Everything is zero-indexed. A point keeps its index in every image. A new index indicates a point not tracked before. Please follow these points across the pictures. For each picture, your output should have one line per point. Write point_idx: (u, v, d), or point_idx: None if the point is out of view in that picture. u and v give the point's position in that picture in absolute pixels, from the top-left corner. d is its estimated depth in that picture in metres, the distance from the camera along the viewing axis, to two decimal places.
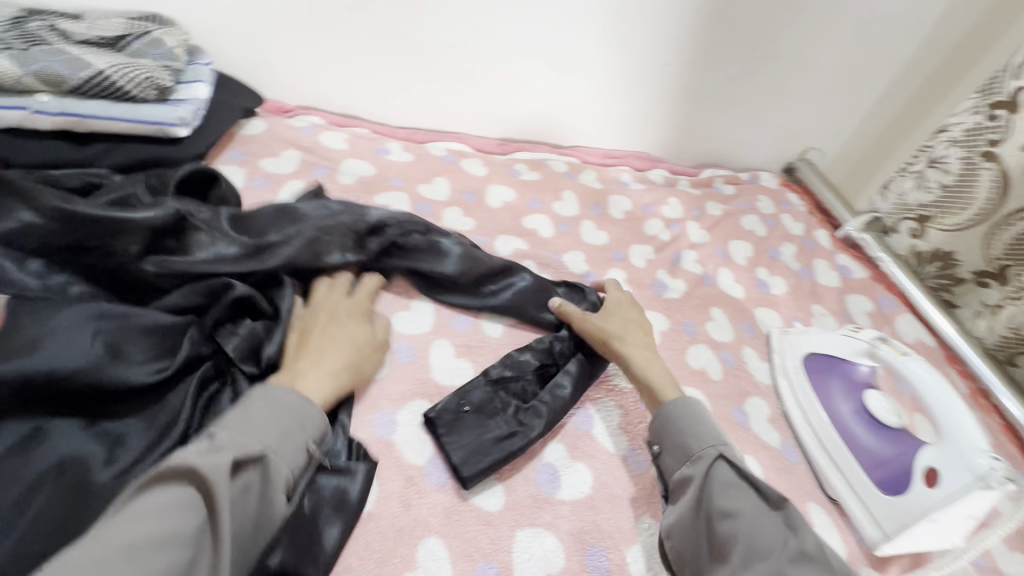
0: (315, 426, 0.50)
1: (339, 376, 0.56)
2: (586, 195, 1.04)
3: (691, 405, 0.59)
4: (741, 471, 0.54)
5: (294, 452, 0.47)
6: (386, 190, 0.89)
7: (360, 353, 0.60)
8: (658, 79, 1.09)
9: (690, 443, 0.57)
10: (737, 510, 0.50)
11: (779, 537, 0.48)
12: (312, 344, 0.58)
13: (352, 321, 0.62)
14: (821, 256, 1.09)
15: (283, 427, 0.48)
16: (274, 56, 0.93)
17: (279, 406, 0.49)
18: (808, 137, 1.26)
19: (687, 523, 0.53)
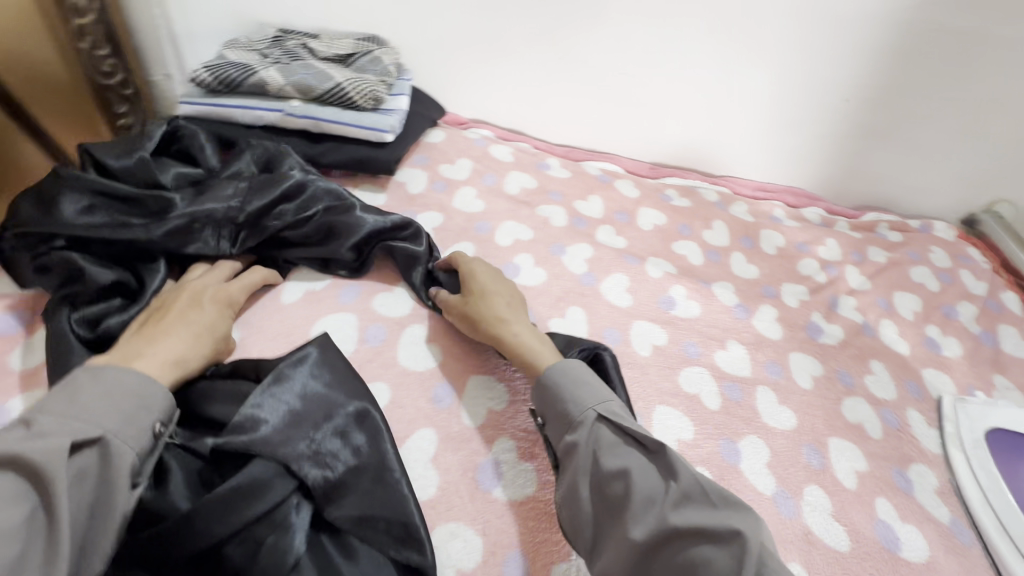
0: (162, 403, 0.49)
1: (187, 364, 0.55)
2: (736, 227, 1.02)
3: (567, 368, 0.59)
4: (625, 429, 0.53)
5: (139, 434, 0.47)
6: (547, 203, 0.95)
7: (206, 334, 0.58)
8: (831, 114, 1.04)
9: (570, 409, 0.55)
10: (624, 467, 0.50)
11: (661, 484, 0.49)
12: (163, 326, 0.57)
13: (211, 309, 0.61)
14: (1007, 322, 0.97)
15: (124, 407, 0.47)
16: (461, 74, 1.04)
17: (113, 386, 0.48)
18: (1000, 188, 1.13)
19: (577, 494, 0.51)
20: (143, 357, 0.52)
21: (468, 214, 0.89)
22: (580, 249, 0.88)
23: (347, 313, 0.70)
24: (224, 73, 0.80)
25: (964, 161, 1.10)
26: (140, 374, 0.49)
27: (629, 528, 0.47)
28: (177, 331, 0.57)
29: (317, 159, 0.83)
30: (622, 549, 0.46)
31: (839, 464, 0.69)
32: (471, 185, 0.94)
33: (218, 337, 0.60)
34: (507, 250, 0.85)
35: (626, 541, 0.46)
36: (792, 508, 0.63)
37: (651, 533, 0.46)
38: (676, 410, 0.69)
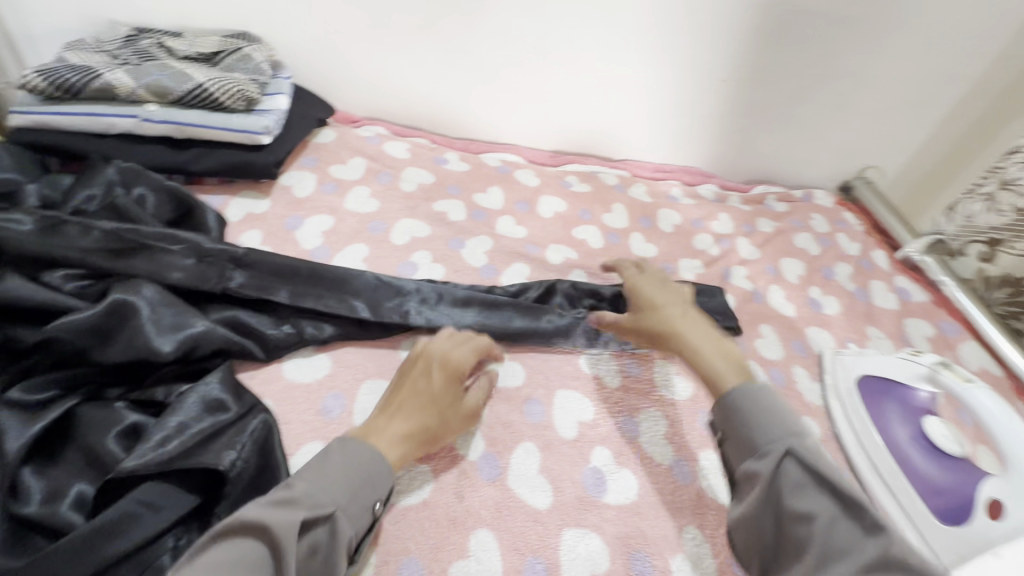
0: (378, 490, 0.49)
1: (412, 439, 0.53)
2: (635, 208, 1.05)
3: (756, 396, 0.54)
4: (816, 470, 0.47)
5: (360, 512, 0.47)
6: (445, 197, 0.93)
7: (433, 403, 0.55)
8: (712, 94, 1.09)
9: (756, 436, 0.51)
10: (811, 513, 0.46)
11: (856, 543, 0.43)
12: (396, 398, 0.55)
13: (440, 385, 0.57)
14: (878, 277, 1.06)
15: (353, 488, 0.47)
16: (347, 68, 0.99)
17: (354, 468, 0.48)
18: (867, 156, 1.24)
19: (754, 518, 0.49)
20: (383, 433, 0.52)
21: (361, 215, 0.86)
22: (479, 242, 0.87)
23: (355, 247, 0.81)
24: (61, 77, 0.72)
25: (833, 132, 1.18)
26: (371, 457, 0.49)
27: None
28: (408, 403, 0.55)
29: (185, 166, 0.77)
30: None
31: None
32: (365, 184, 0.91)
33: (444, 407, 0.56)
34: (403, 249, 0.83)
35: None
36: (687, 473, 0.65)
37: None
38: (576, 392, 0.69)
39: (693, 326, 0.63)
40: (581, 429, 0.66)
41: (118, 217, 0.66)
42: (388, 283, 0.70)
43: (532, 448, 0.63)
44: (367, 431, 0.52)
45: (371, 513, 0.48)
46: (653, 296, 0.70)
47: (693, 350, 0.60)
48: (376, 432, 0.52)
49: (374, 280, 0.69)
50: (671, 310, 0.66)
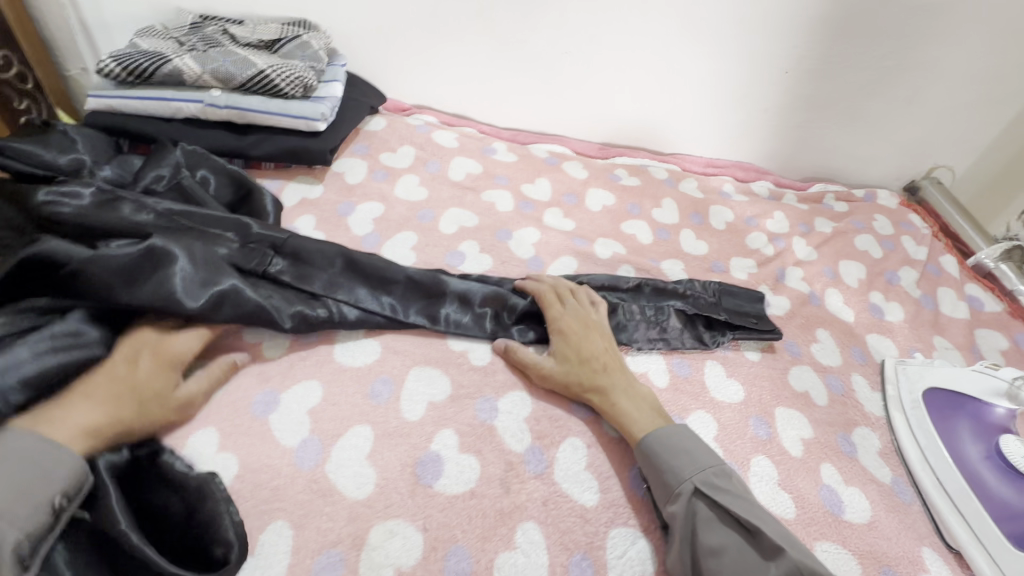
0: (68, 476, 0.44)
1: (107, 429, 0.49)
2: (686, 204, 1.02)
3: (665, 439, 0.58)
4: (723, 505, 0.53)
5: (26, 514, 0.42)
6: (493, 187, 0.92)
7: (137, 390, 0.51)
8: (772, 87, 1.05)
9: (668, 478, 0.56)
10: (721, 547, 0.50)
11: (759, 567, 0.49)
12: (85, 385, 0.51)
13: (148, 371, 0.53)
14: (946, 284, 0.99)
15: (19, 485, 0.42)
16: (400, 57, 1.00)
17: (14, 463, 0.43)
18: (938, 154, 1.16)
19: (678, 562, 0.52)
20: (63, 422, 0.47)
21: (410, 203, 0.86)
22: (527, 233, 0.86)
23: (406, 233, 0.81)
24: (134, 63, 0.75)
25: (902, 129, 1.12)
26: (37, 442, 0.45)
27: None
28: (101, 389, 0.51)
29: (243, 151, 0.79)
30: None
31: (785, 433, 0.69)
32: (414, 173, 0.91)
33: (154, 397, 0.52)
34: (451, 238, 0.82)
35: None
36: None
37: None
38: None
39: (619, 383, 0.63)
40: None
41: (184, 199, 0.69)
42: (417, 276, 0.69)
43: (579, 444, 0.62)
44: (43, 421, 0.47)
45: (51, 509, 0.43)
46: (592, 338, 0.67)
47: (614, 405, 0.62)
48: (45, 419, 0.47)
49: (404, 274, 0.68)
50: (597, 364, 0.64)
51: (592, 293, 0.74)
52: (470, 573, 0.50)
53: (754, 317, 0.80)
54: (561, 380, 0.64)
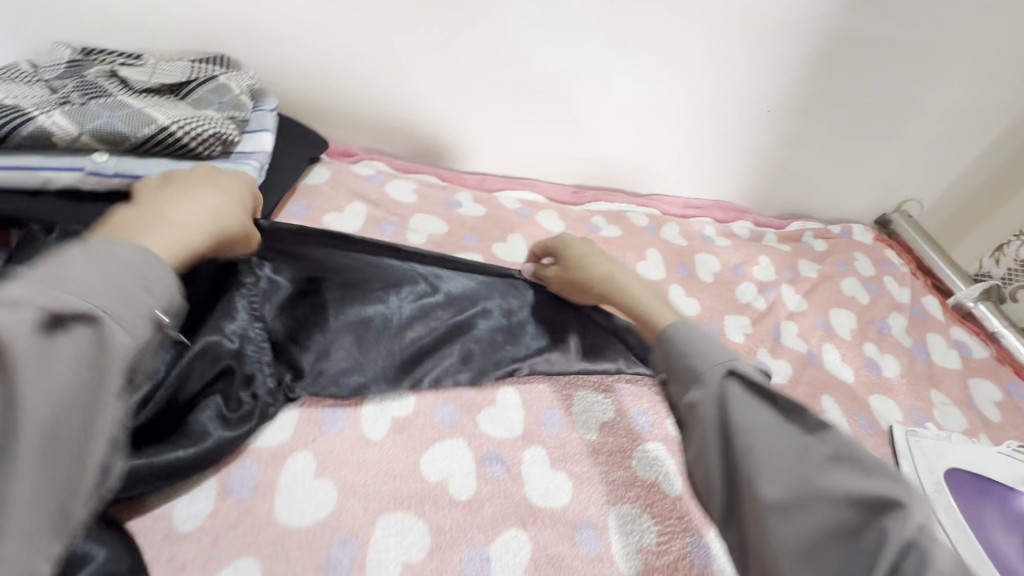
0: (171, 284, 0.37)
1: (219, 231, 0.48)
2: (670, 254, 0.94)
3: (688, 334, 0.50)
4: (754, 384, 0.43)
5: (138, 321, 0.33)
6: (461, 250, 0.80)
7: (235, 201, 0.52)
8: (755, 126, 0.98)
9: (695, 362, 0.46)
10: (749, 425, 0.41)
11: (801, 449, 0.39)
12: (177, 188, 0.48)
13: (229, 188, 0.53)
14: (934, 330, 0.96)
15: (120, 282, 0.33)
16: (343, 96, 0.85)
17: (107, 256, 0.33)
18: (909, 188, 1.14)
19: (704, 454, 0.44)
20: (163, 217, 0.43)
21: None
22: None
23: None
24: None
25: (877, 164, 1.09)
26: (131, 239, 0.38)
27: (760, 493, 0.39)
28: (191, 188, 0.48)
29: None
30: (766, 522, 0.38)
31: None
32: (367, 237, 0.77)
33: (243, 211, 0.53)
34: None
35: (771, 523, 0.38)
36: None
37: (799, 505, 0.37)
38: (634, 508, 0.58)
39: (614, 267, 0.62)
40: (643, 560, 0.55)
41: None
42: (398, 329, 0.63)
43: None
44: (153, 219, 0.43)
45: (153, 323, 0.35)
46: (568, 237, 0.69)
47: (618, 288, 0.59)
48: (149, 219, 0.43)
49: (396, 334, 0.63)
50: (599, 259, 0.63)
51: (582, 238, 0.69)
52: None
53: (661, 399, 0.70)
54: (567, 273, 0.65)
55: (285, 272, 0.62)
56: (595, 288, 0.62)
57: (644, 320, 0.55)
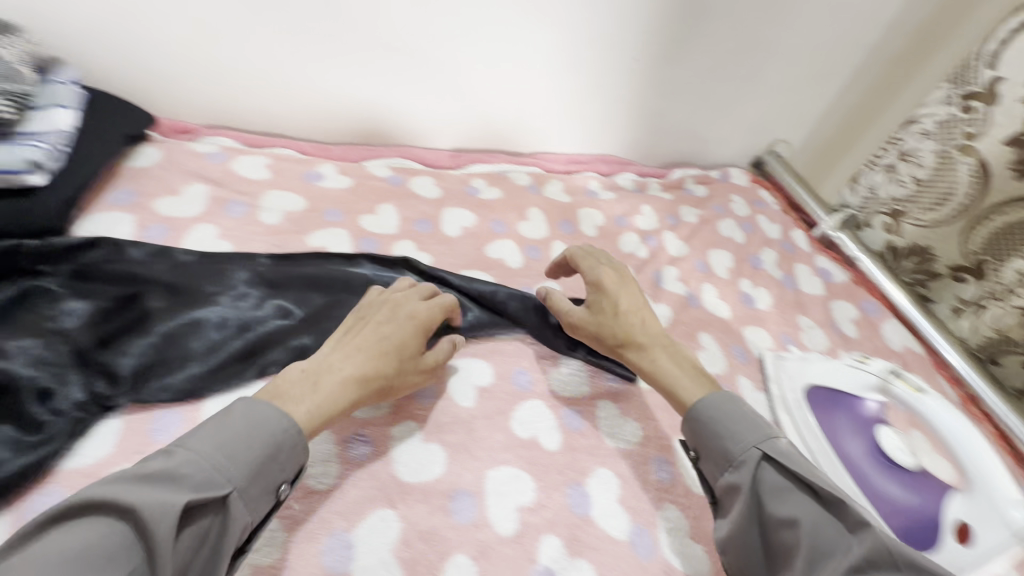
0: (298, 460, 0.46)
1: (368, 385, 0.53)
2: (552, 212, 0.93)
3: (716, 408, 0.56)
4: (794, 473, 0.51)
5: (258, 496, 0.44)
6: (322, 226, 0.74)
7: (393, 352, 0.55)
8: (622, 78, 0.98)
9: (730, 447, 0.54)
10: (795, 518, 0.49)
11: (844, 541, 0.48)
12: (343, 346, 0.54)
13: (401, 324, 0.58)
14: (801, 261, 1.03)
15: (250, 466, 0.43)
16: (168, 63, 0.76)
17: (253, 428, 0.45)
18: (775, 130, 1.20)
19: (743, 531, 0.51)
20: (320, 385, 0.51)
21: None
22: None
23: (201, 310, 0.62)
24: None
25: (744, 109, 1.13)
26: (284, 421, 0.46)
27: None
28: (359, 345, 0.54)
29: None
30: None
31: (687, 467, 0.64)
32: (211, 222, 0.69)
33: (408, 358, 0.56)
34: None
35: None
36: (649, 545, 0.56)
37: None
38: (513, 467, 0.58)
39: (658, 340, 0.63)
40: (521, 518, 0.54)
41: None
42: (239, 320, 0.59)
43: (464, 560, 0.50)
44: (309, 380, 0.51)
45: (274, 494, 0.46)
46: (586, 267, 0.68)
47: (652, 360, 0.62)
48: (304, 387, 0.50)
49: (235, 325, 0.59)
50: (633, 318, 0.64)
51: (625, 267, 0.69)
52: None
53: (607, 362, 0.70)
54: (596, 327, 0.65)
55: (100, 282, 0.58)
56: (620, 351, 0.64)
57: (672, 395, 0.60)
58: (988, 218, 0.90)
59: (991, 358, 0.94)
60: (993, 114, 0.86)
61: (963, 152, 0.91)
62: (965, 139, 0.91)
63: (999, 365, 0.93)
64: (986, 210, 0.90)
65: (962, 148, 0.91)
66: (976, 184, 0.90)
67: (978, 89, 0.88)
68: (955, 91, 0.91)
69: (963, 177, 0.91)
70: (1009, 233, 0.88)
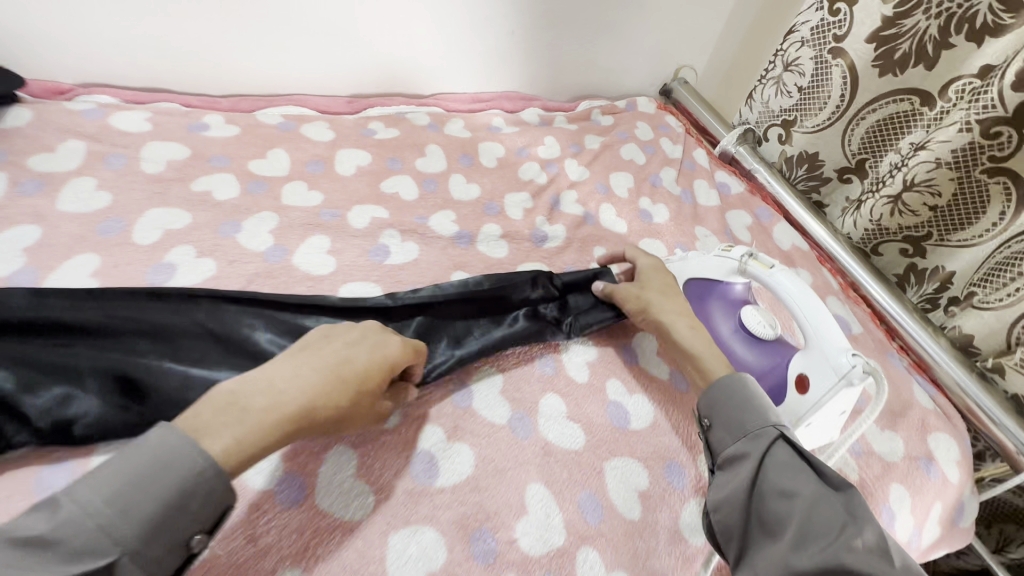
0: (219, 503, 0.39)
1: (311, 417, 0.45)
2: (452, 147, 0.95)
3: (734, 387, 0.57)
4: (802, 453, 0.51)
5: (165, 551, 0.37)
6: (207, 172, 0.75)
7: (352, 380, 0.48)
8: (509, 7, 0.98)
9: (748, 420, 0.54)
10: (796, 490, 0.47)
11: (838, 521, 0.45)
12: (303, 363, 0.47)
13: (358, 346, 0.51)
14: (700, 176, 1.08)
15: (153, 516, 0.37)
16: (26, 22, 0.74)
17: (162, 468, 0.37)
18: (677, 55, 1.23)
19: (734, 495, 0.50)
20: (266, 398, 0.43)
21: (82, 216, 0.65)
22: (260, 220, 0.72)
23: (82, 254, 0.62)
24: None
25: (641, 34, 1.15)
26: (209, 459, 0.39)
27: (790, 554, 0.44)
28: (307, 366, 0.47)
29: None
30: (775, 570, 0.44)
31: (571, 359, 0.69)
32: (88, 174, 0.70)
33: (366, 392, 0.49)
34: (152, 248, 0.65)
35: (778, 564, 0.44)
36: (528, 427, 0.62)
37: (820, 566, 0.42)
38: None
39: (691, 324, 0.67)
40: (402, 413, 0.58)
41: None
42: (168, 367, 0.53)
43: (346, 451, 0.54)
44: (235, 409, 0.42)
45: (189, 545, 0.39)
46: (619, 289, 0.71)
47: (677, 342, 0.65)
48: (228, 413, 0.42)
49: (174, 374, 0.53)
50: (667, 307, 0.68)
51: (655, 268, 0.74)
52: None
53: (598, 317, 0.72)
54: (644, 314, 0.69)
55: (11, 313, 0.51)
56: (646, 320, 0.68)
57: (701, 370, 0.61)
58: (861, 117, 0.96)
59: (873, 249, 1.01)
60: (855, 14, 0.90)
61: (834, 55, 0.95)
62: (834, 42, 0.95)
63: (879, 255, 1.01)
64: (858, 109, 0.95)
65: (833, 52, 0.95)
66: (847, 85, 0.95)
67: None
68: None
69: (837, 81, 0.96)
70: (882, 127, 0.94)
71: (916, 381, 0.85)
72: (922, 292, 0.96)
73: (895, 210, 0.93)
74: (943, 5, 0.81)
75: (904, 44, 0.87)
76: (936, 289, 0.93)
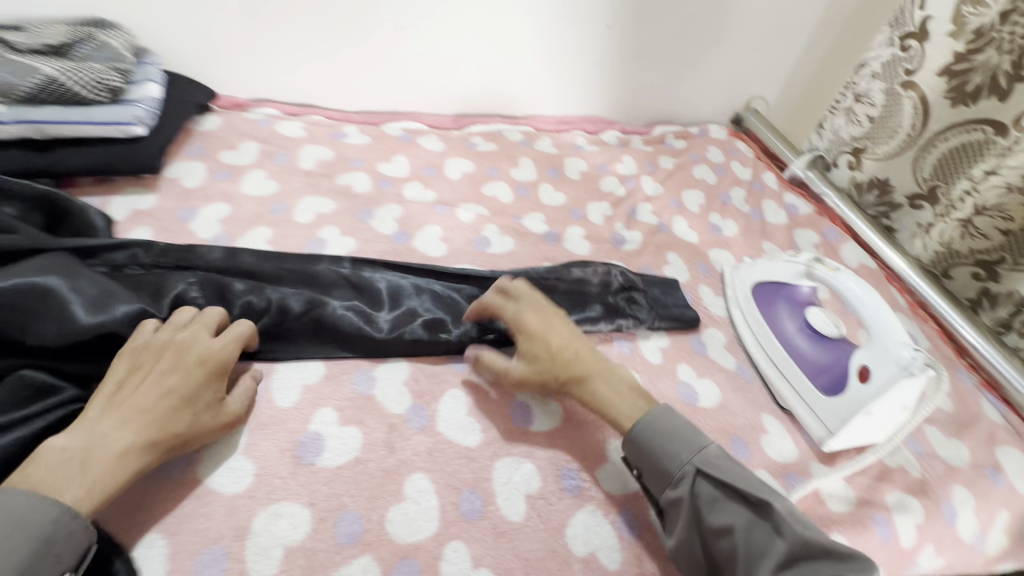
0: (81, 541, 0.42)
1: (154, 443, 0.48)
2: (542, 160, 1.08)
3: (649, 425, 0.57)
4: (724, 483, 0.53)
5: None
6: (348, 171, 0.92)
7: (182, 405, 0.50)
8: (596, 43, 1.12)
9: (667, 466, 0.55)
10: (731, 524, 0.51)
11: (770, 541, 0.50)
12: (117, 403, 0.48)
13: (181, 368, 0.51)
14: (769, 197, 1.15)
15: (20, 561, 0.39)
16: (222, 52, 0.94)
17: (19, 528, 0.39)
18: (750, 87, 1.32)
19: (684, 540, 0.54)
20: (99, 445, 0.45)
21: (259, 199, 0.83)
22: (388, 210, 0.87)
23: (260, 228, 0.79)
24: None
25: (716, 68, 1.25)
26: (67, 510, 0.42)
27: None
28: (133, 402, 0.48)
29: (46, 167, 0.73)
30: None
31: (646, 344, 0.77)
32: (261, 168, 0.88)
33: (204, 407, 0.51)
34: (309, 226, 0.81)
35: None
36: None
37: None
38: None
39: (596, 368, 0.62)
40: None
41: None
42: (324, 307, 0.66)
43: (459, 393, 0.64)
44: (75, 463, 0.44)
45: None
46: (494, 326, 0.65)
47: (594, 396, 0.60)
48: (68, 468, 0.44)
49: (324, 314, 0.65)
50: (567, 355, 0.61)
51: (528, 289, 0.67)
52: (363, 533, 0.52)
53: (676, 309, 0.81)
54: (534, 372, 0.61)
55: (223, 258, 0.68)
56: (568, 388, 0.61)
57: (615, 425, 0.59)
58: (933, 145, 1.00)
59: (944, 272, 1.03)
60: (926, 50, 0.97)
61: (905, 87, 1.01)
62: (905, 75, 1.01)
63: (951, 278, 1.03)
64: (930, 138, 1.00)
65: (904, 84, 1.01)
66: (918, 115, 1.00)
67: (913, 29, 0.98)
68: (896, 33, 1.01)
69: (908, 110, 1.01)
70: (954, 155, 0.97)
71: (986, 397, 0.87)
72: (996, 315, 0.98)
73: (966, 233, 0.96)
74: (1016, 41, 0.86)
75: (976, 77, 0.92)
76: (1010, 312, 0.96)
